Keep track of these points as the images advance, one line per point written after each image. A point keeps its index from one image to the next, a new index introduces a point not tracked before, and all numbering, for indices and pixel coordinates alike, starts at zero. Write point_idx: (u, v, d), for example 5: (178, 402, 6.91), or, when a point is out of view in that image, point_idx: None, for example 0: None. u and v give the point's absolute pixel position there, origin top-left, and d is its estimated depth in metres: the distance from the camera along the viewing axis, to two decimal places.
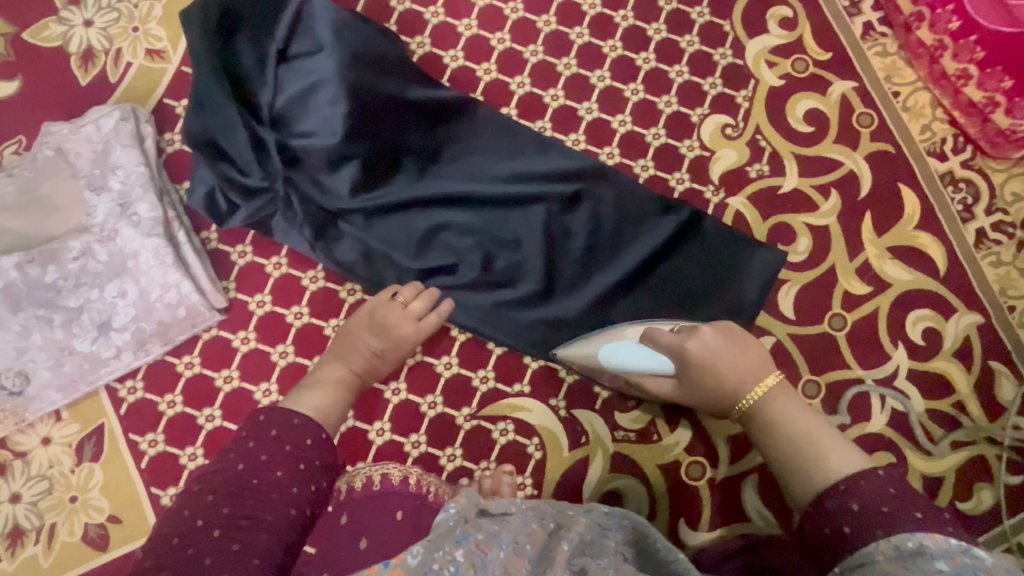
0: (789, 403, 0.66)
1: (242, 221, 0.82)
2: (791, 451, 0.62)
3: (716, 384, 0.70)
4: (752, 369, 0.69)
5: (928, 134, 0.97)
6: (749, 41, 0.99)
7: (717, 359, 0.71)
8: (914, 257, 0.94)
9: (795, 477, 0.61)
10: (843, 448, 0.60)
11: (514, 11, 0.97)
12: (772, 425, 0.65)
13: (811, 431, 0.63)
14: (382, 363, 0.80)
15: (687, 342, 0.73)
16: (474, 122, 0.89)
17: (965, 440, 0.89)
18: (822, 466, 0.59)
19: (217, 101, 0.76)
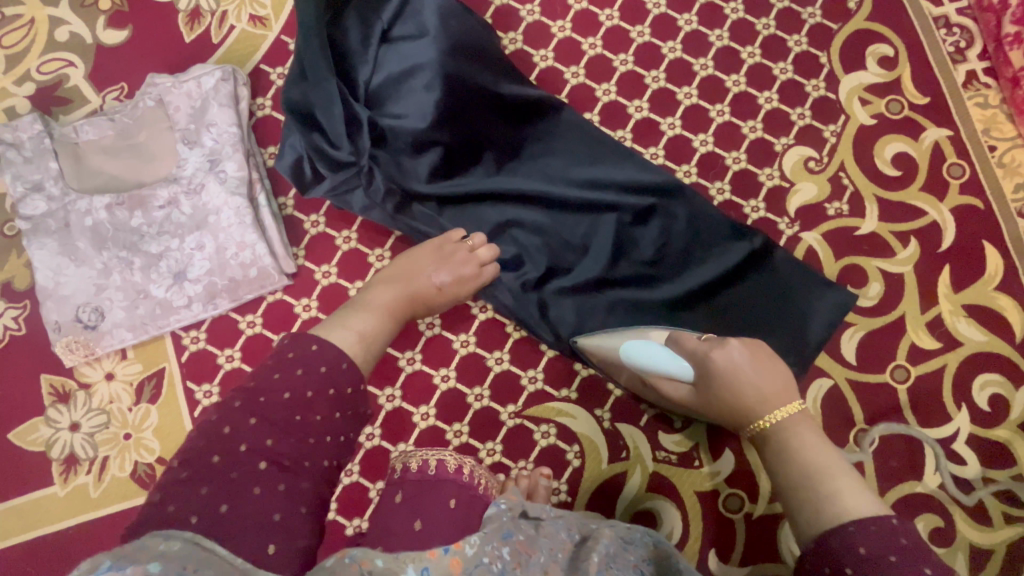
0: (801, 434, 0.66)
1: (324, 193, 0.83)
2: (807, 482, 0.61)
3: (736, 400, 0.70)
4: (774, 393, 0.69)
5: (1021, 194, 0.94)
6: (844, 76, 0.97)
7: (741, 373, 0.71)
8: (991, 319, 0.91)
9: (809, 511, 0.59)
10: (858, 487, 0.59)
11: (609, 19, 0.97)
12: (788, 452, 0.65)
13: (825, 465, 0.62)
14: (437, 298, 0.82)
15: (713, 351, 0.73)
16: (557, 122, 0.89)
17: (1021, 516, 0.85)
18: (839, 503, 0.58)
19: (316, 71, 0.77)
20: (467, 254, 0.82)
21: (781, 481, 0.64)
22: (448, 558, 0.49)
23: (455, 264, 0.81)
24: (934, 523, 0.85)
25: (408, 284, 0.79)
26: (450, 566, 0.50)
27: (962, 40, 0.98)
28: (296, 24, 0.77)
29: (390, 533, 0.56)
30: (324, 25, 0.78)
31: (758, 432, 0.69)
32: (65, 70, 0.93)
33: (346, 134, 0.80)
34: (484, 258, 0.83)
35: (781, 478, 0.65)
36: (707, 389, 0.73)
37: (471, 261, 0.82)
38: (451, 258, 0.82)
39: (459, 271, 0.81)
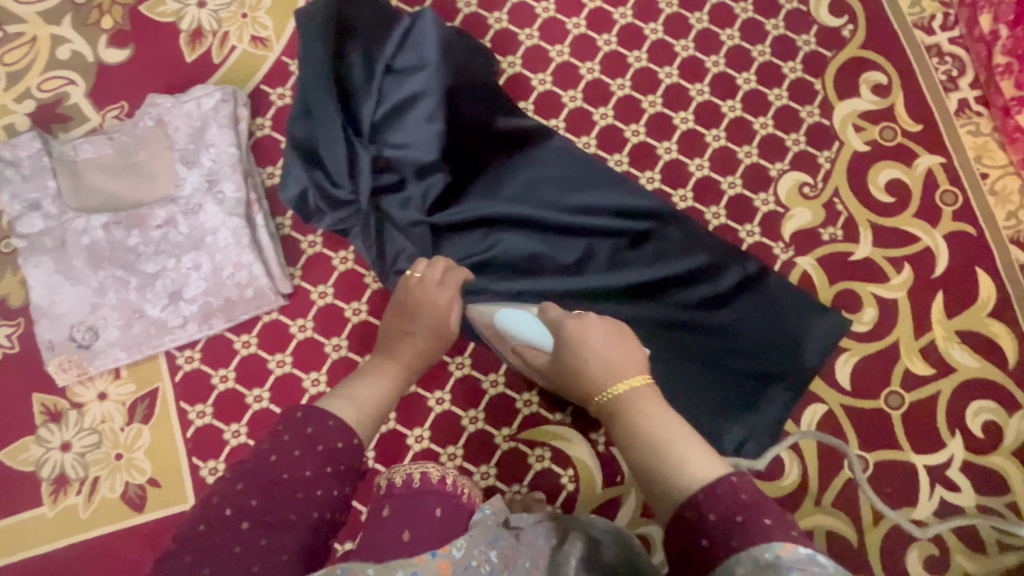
0: (647, 399, 0.62)
1: (326, 226, 0.83)
2: (648, 451, 0.56)
3: (584, 366, 0.67)
4: (629, 361, 0.66)
5: (1013, 222, 0.95)
6: (839, 103, 0.98)
7: (589, 343, 0.69)
8: (984, 345, 0.91)
9: (658, 485, 0.54)
10: (703, 451, 0.55)
11: (607, 44, 0.98)
12: (630, 419, 0.61)
13: (665, 434, 0.57)
14: (423, 354, 0.74)
15: (567, 321, 0.73)
16: (553, 151, 0.90)
17: (1016, 545, 0.85)
18: (680, 468, 0.53)
19: (322, 107, 0.78)
20: (430, 301, 0.76)
21: (630, 452, 0.59)
22: (436, 561, 0.51)
23: (432, 317, 0.75)
24: (928, 551, 0.85)
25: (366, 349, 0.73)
26: (438, 568, 0.51)
27: (954, 69, 0.99)
28: (303, 62, 0.78)
29: (376, 545, 0.53)
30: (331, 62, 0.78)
31: (604, 407, 0.64)
32: (66, 88, 0.93)
33: (349, 168, 0.80)
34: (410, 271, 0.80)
35: (627, 453, 0.59)
36: (561, 361, 0.71)
37: (435, 305, 0.76)
38: (438, 310, 0.75)
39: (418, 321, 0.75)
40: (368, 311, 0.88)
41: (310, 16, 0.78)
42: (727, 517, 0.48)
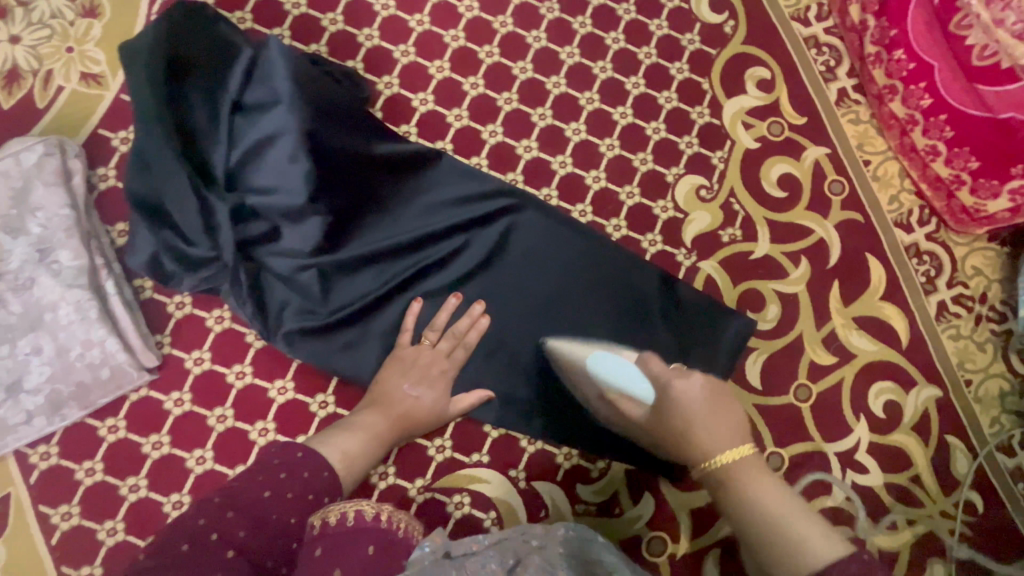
0: (750, 466, 0.61)
1: (188, 289, 0.75)
2: (760, 525, 0.57)
3: (692, 429, 0.65)
4: (719, 430, 0.64)
5: (896, 205, 0.98)
6: (727, 101, 0.98)
7: (696, 425, 0.66)
8: (879, 329, 0.95)
9: (770, 558, 0.55)
10: (824, 531, 0.55)
11: (489, 55, 0.93)
12: (742, 502, 0.59)
13: (784, 515, 0.57)
14: (426, 415, 0.78)
15: (674, 378, 0.70)
16: (440, 178, 0.85)
17: (921, 514, 0.91)
18: (806, 547, 0.53)
19: (162, 161, 0.69)
20: (432, 353, 0.79)
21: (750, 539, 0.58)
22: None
23: (429, 373, 0.79)
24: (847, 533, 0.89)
25: (414, 411, 0.77)
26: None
27: (831, 59, 1.01)
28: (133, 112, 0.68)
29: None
30: (165, 108, 0.69)
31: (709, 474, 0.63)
32: None
33: (203, 224, 0.72)
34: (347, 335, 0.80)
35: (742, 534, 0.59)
36: (661, 423, 0.70)
37: (437, 358, 0.79)
38: (419, 361, 0.78)
39: (443, 384, 0.79)
40: (253, 374, 0.80)
41: (135, 58, 0.69)
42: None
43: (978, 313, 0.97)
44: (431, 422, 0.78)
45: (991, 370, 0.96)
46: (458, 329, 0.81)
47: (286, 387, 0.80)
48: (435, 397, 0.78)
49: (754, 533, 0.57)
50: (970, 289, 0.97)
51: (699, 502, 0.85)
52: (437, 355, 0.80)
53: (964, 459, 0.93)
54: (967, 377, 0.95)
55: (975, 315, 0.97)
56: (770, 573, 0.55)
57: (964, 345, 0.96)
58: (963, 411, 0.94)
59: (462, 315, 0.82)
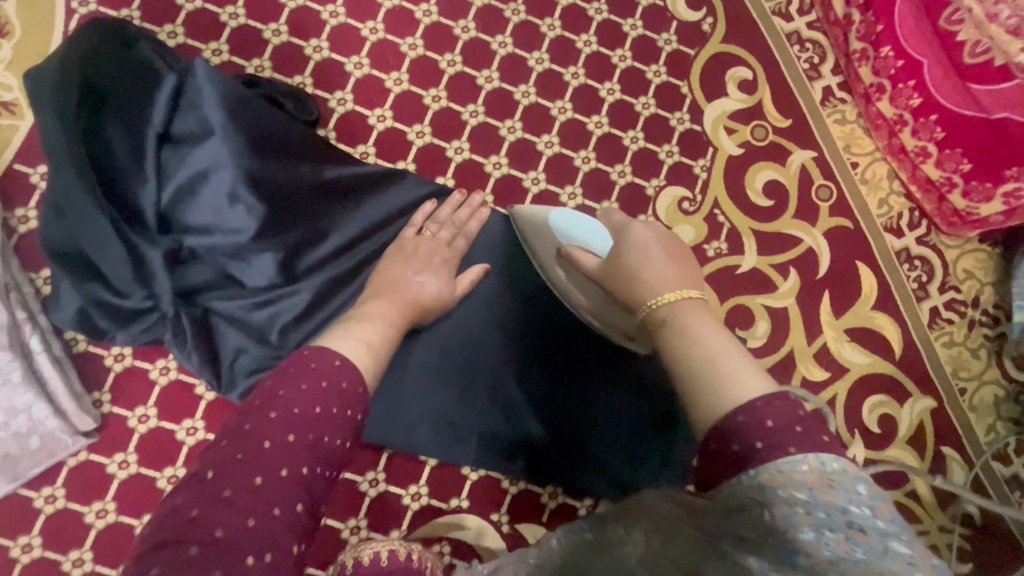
0: (699, 307, 0.53)
1: (124, 343, 0.68)
2: (697, 354, 0.48)
3: (640, 273, 0.59)
4: (671, 272, 0.58)
5: (886, 209, 0.94)
6: (708, 104, 0.92)
7: (648, 252, 0.61)
8: (872, 340, 0.91)
9: (694, 386, 0.47)
10: (749, 368, 0.47)
11: (451, 65, 0.85)
12: (680, 326, 0.52)
13: (717, 347, 0.49)
14: (434, 301, 0.71)
15: (633, 225, 0.65)
16: (404, 200, 0.78)
17: (919, 530, 0.88)
18: (729, 379, 0.46)
19: (79, 208, 0.61)
20: (432, 241, 0.75)
21: (673, 362, 0.50)
22: None
23: (430, 261, 0.73)
24: None
25: (422, 297, 0.70)
26: None
27: (815, 56, 0.96)
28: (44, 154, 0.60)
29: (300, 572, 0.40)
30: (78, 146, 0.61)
31: (651, 312, 0.55)
32: None
33: (135, 275, 0.65)
34: None
35: (667, 363, 0.51)
36: (614, 261, 0.63)
37: (439, 245, 0.75)
38: (419, 251, 0.73)
39: (446, 270, 0.74)
40: (206, 429, 0.73)
41: (38, 89, 0.60)
42: (786, 427, 0.41)
43: (971, 318, 0.94)
44: (441, 309, 0.73)
45: (985, 377, 0.93)
46: (458, 218, 0.78)
47: None
48: (441, 285, 0.72)
49: (679, 374, 0.49)
50: (963, 293, 0.94)
51: None
52: (437, 243, 0.75)
53: (960, 470, 0.91)
54: (961, 384, 0.92)
55: (968, 320, 0.93)
56: (692, 418, 0.48)
57: (958, 353, 0.93)
58: (958, 420, 0.92)
59: (461, 207, 0.80)
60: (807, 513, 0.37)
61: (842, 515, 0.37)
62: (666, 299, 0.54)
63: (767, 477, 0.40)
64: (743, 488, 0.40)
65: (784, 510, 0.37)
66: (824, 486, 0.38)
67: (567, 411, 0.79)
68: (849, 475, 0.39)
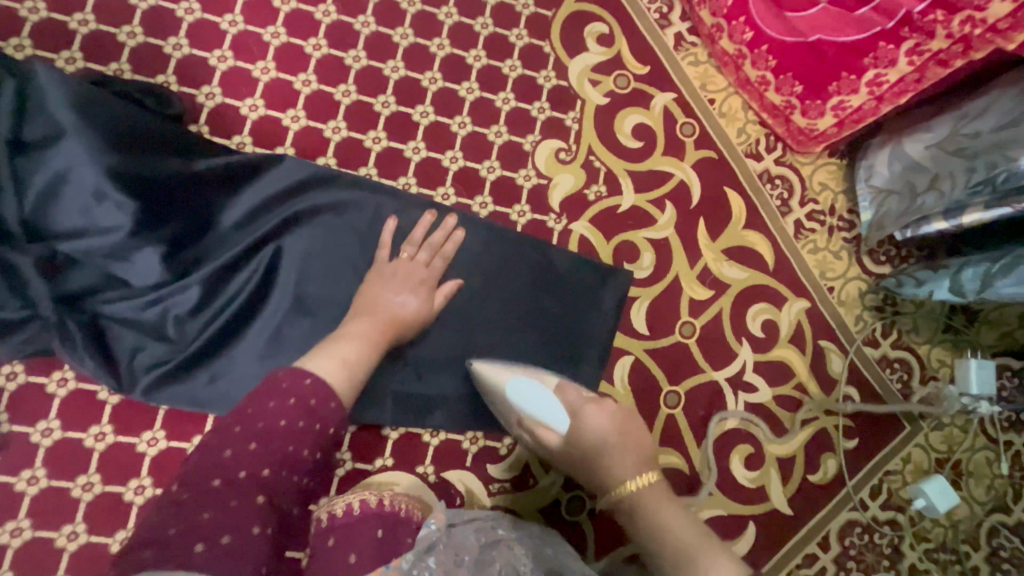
0: (665, 495, 0.68)
1: (11, 356, 0.68)
2: (675, 557, 0.62)
3: (609, 455, 0.71)
4: (629, 454, 0.71)
5: (744, 137, 1.04)
6: (570, 61, 0.98)
7: (607, 438, 0.72)
8: (747, 256, 1.00)
9: (677, 574, 0.61)
10: (717, 548, 0.61)
11: (317, 49, 0.88)
12: (650, 522, 0.66)
13: (689, 543, 0.63)
14: (411, 318, 0.77)
15: (586, 408, 0.74)
16: (284, 179, 0.80)
17: (809, 417, 0.99)
18: (703, 568, 0.59)
19: None
20: (410, 264, 0.80)
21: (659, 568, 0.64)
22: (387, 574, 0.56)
23: (410, 282, 0.79)
24: (747, 450, 0.96)
25: (402, 315, 0.76)
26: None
27: (664, 6, 1.04)
28: None
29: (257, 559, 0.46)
30: None
31: (620, 500, 0.69)
32: None
33: (8, 286, 0.65)
34: (218, 369, 0.75)
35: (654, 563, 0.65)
36: (573, 439, 0.72)
37: (417, 267, 0.81)
38: (398, 273, 0.79)
39: (425, 289, 0.80)
40: (115, 431, 0.73)
41: None
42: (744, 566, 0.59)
43: (830, 225, 1.05)
44: (418, 329, 0.78)
45: (848, 274, 1.04)
46: (434, 241, 0.83)
47: (156, 437, 0.74)
48: (419, 300, 0.78)
49: (665, 573, 0.63)
50: (820, 204, 1.05)
51: None
52: (415, 265, 0.81)
53: (838, 359, 1.02)
54: (829, 284, 1.03)
55: (827, 227, 1.05)
56: None
57: (822, 257, 1.04)
58: (830, 316, 1.03)
59: (436, 230, 0.85)
60: None
61: None
62: (633, 488, 0.68)
63: None
64: None
65: None
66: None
67: (478, 359, 0.85)
68: None
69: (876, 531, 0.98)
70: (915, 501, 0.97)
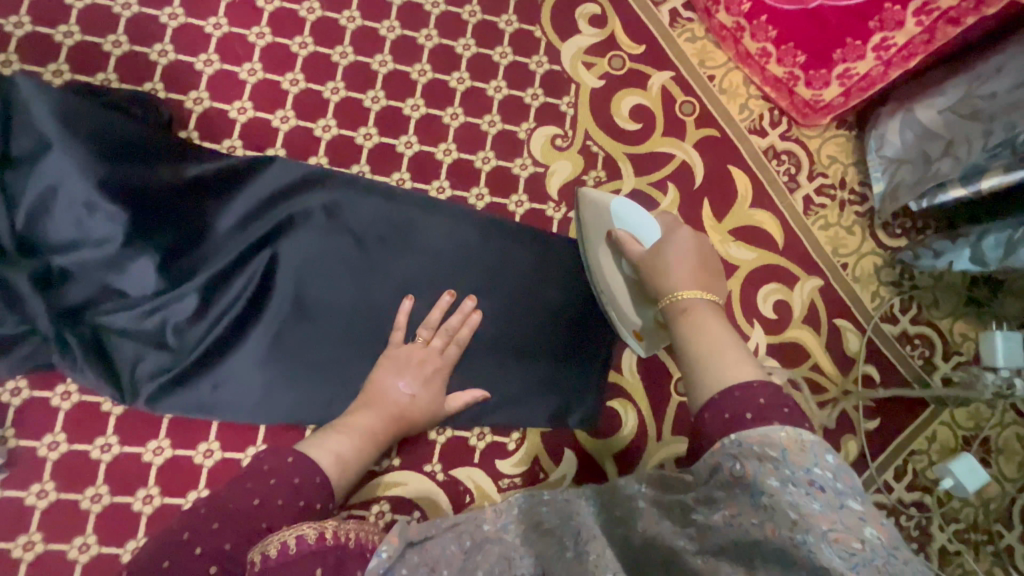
0: (714, 308, 0.61)
1: (13, 372, 0.68)
2: (706, 349, 0.56)
3: (673, 271, 0.66)
4: (704, 277, 0.64)
5: (747, 113, 1.00)
6: (562, 44, 0.95)
7: (681, 258, 0.67)
8: (755, 235, 0.97)
9: (699, 366, 0.55)
10: (752, 360, 0.54)
11: (303, 46, 0.86)
12: (695, 320, 0.59)
13: (727, 342, 0.56)
14: (424, 414, 0.75)
15: (680, 233, 0.71)
16: (276, 182, 0.79)
17: (827, 399, 0.96)
18: (729, 368, 0.53)
19: None
20: (424, 351, 0.77)
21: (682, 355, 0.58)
22: None
23: (418, 368, 0.76)
24: None
25: (410, 408, 0.73)
26: None
27: None
28: None
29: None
30: None
31: (672, 302, 0.63)
32: None
33: (5, 301, 0.65)
34: (220, 377, 0.75)
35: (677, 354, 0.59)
36: (654, 254, 0.70)
37: (431, 356, 0.77)
38: (412, 361, 0.76)
39: (438, 382, 0.77)
40: (121, 442, 0.73)
41: None
42: (776, 404, 0.48)
43: (840, 199, 1.01)
44: (428, 420, 0.76)
45: (862, 249, 1.00)
46: (450, 325, 0.79)
47: (162, 446, 0.74)
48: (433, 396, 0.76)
49: (690, 360, 0.57)
50: (830, 178, 1.01)
51: (619, 446, 0.87)
52: (428, 353, 0.77)
53: (855, 338, 0.98)
54: (842, 260, 1.00)
55: (838, 201, 1.01)
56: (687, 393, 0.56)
57: (834, 232, 1.00)
58: (845, 293, 0.99)
59: (454, 311, 0.81)
60: (774, 468, 0.44)
61: (805, 475, 0.43)
62: (687, 297, 0.61)
63: (749, 438, 0.47)
64: (724, 447, 0.48)
65: (757, 465, 0.45)
66: (797, 449, 0.45)
67: (482, 356, 0.83)
68: (820, 446, 0.46)
69: (902, 514, 0.95)
70: (942, 481, 0.94)
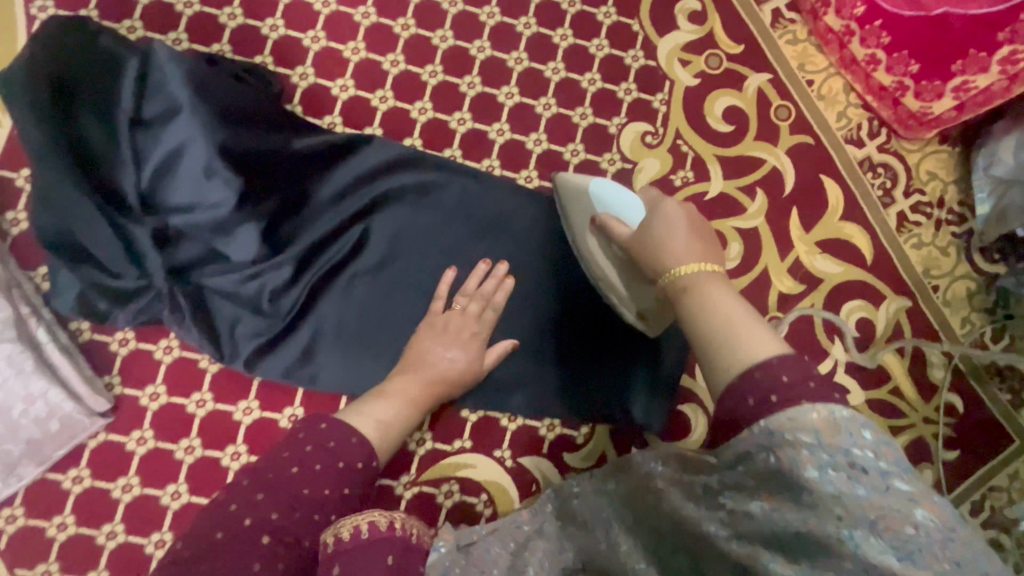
0: (719, 281, 0.52)
1: (126, 323, 0.73)
2: (717, 331, 0.47)
3: (667, 243, 0.57)
4: (696, 242, 0.56)
5: (845, 121, 0.97)
6: (660, 40, 0.94)
7: (676, 228, 0.58)
8: (843, 250, 0.94)
9: (716, 355, 0.46)
10: (766, 332, 0.46)
11: (405, 29, 0.87)
12: (698, 284, 0.52)
13: (734, 307, 0.49)
14: (461, 376, 0.74)
15: (664, 202, 0.63)
16: (372, 159, 0.81)
17: (905, 425, 0.92)
18: (746, 345, 0.45)
19: (64, 194, 0.65)
20: (462, 317, 0.76)
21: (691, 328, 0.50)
22: None
23: (460, 335, 0.75)
24: None
25: (447, 374, 0.73)
26: None
27: None
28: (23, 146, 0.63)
29: None
30: (55, 134, 0.64)
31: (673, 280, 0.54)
32: None
33: (127, 257, 0.69)
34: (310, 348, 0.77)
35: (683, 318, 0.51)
36: (643, 230, 0.61)
37: (468, 320, 0.76)
38: (450, 326, 0.75)
39: (478, 344, 0.75)
40: (215, 399, 0.77)
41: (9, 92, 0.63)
42: (802, 381, 0.41)
43: (937, 218, 0.96)
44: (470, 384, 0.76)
45: (956, 273, 0.96)
46: (486, 290, 0.77)
47: (251, 407, 0.77)
48: (469, 356, 0.75)
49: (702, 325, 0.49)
50: (927, 195, 0.96)
51: (687, 451, 0.85)
52: (467, 318, 0.76)
53: (940, 364, 0.94)
54: (933, 283, 0.95)
55: (935, 220, 0.96)
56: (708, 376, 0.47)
57: (928, 253, 0.96)
58: (933, 317, 0.95)
59: (488, 278, 0.78)
60: (812, 453, 0.38)
61: (846, 457, 0.38)
62: (692, 270, 0.53)
63: (778, 424, 0.40)
64: (755, 436, 0.41)
65: (789, 451, 0.39)
66: (832, 431, 0.38)
67: (561, 351, 0.83)
68: (857, 421, 0.39)
69: None
70: None
